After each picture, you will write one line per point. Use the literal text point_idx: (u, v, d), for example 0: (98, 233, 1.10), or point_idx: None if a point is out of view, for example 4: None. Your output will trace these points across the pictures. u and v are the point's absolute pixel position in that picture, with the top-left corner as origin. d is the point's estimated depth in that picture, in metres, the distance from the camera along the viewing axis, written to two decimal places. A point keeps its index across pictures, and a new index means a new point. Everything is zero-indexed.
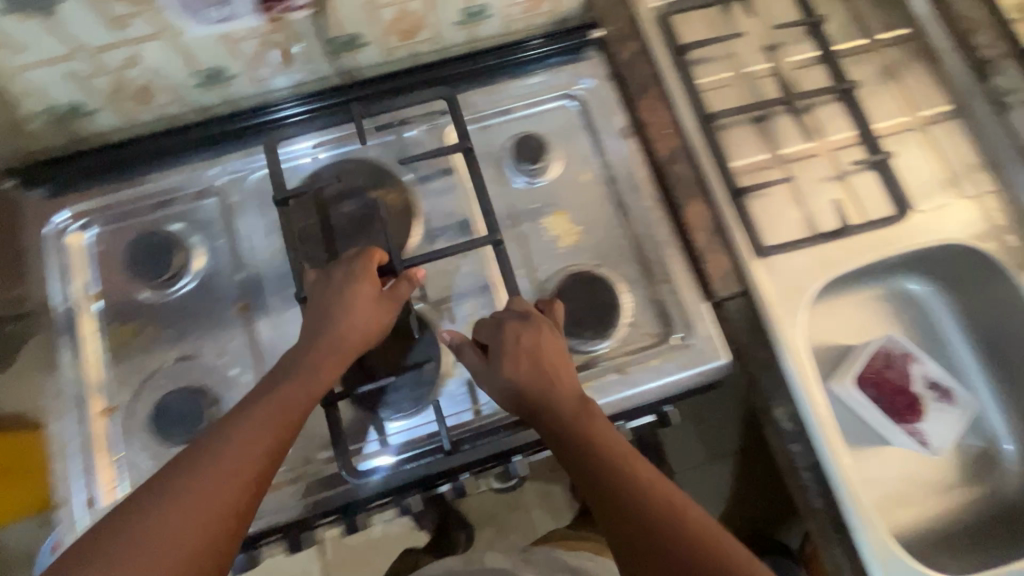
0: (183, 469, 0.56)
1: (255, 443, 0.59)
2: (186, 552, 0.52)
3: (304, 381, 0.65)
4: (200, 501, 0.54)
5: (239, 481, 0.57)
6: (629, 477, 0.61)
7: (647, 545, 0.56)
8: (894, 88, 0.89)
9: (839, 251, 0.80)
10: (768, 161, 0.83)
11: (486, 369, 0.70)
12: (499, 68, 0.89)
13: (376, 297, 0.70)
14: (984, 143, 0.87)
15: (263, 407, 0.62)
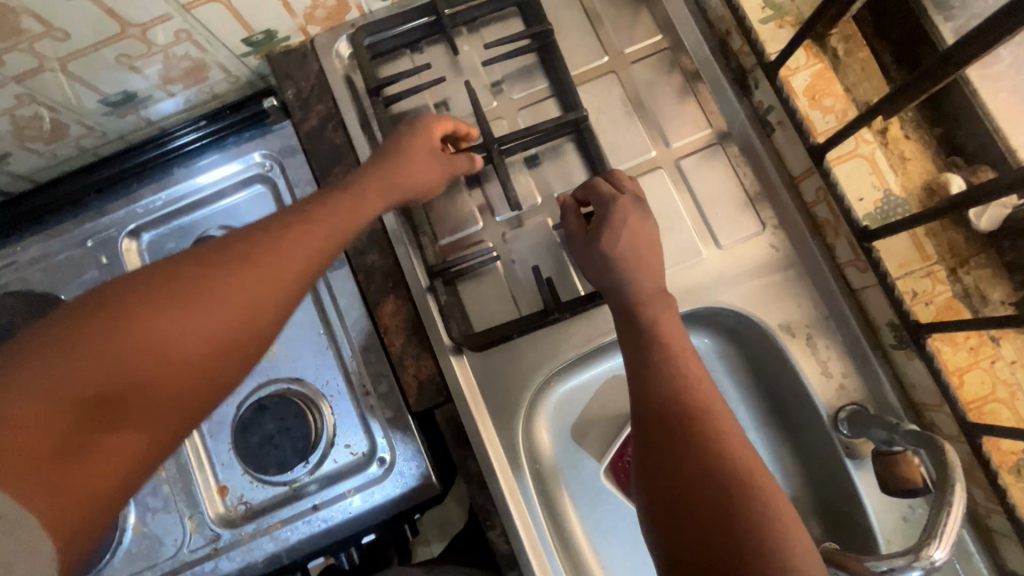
0: (194, 264, 0.44)
1: (293, 264, 0.47)
2: (188, 356, 0.42)
3: (366, 194, 0.55)
4: (217, 302, 0.43)
5: (256, 306, 0.45)
6: (678, 363, 0.54)
7: (672, 419, 0.51)
8: (653, 113, 0.74)
9: (551, 339, 0.70)
10: (483, 233, 0.72)
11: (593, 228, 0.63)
12: (175, 159, 0.77)
13: (439, 167, 0.63)
14: (754, 171, 0.71)
15: (309, 224, 0.49)
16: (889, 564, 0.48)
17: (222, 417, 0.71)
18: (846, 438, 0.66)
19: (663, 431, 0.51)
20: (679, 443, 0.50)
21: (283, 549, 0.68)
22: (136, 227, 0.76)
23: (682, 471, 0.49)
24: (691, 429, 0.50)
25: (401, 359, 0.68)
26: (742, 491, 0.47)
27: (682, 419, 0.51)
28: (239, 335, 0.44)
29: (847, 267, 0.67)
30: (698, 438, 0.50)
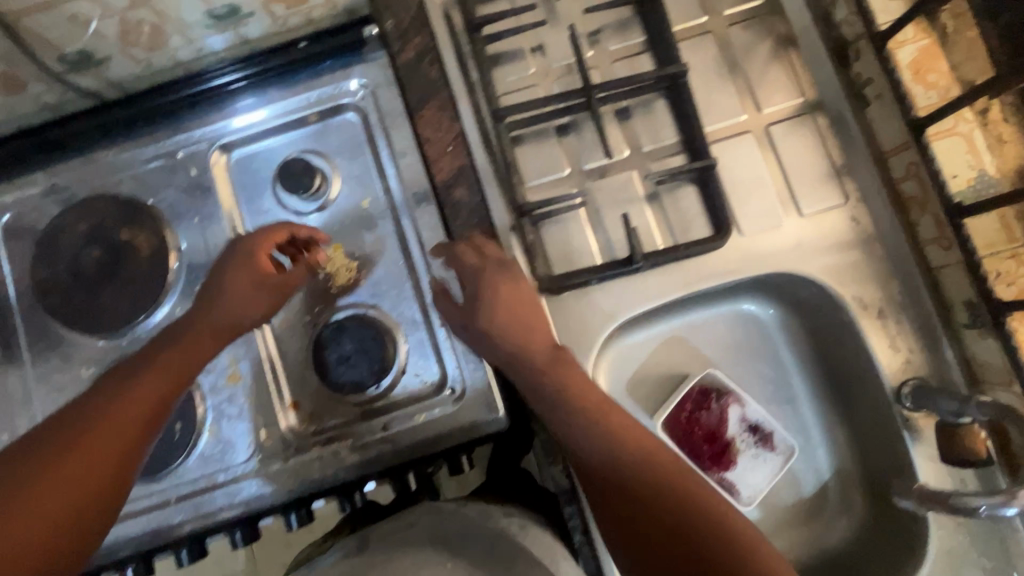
0: (37, 452, 0.51)
1: (155, 395, 0.57)
2: (61, 510, 0.49)
3: (217, 337, 0.63)
4: (76, 469, 0.51)
5: (114, 440, 0.53)
6: (603, 416, 0.58)
7: (625, 476, 0.55)
8: (746, 78, 0.74)
9: (628, 288, 0.71)
10: (568, 181, 0.73)
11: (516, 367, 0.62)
12: (268, 79, 0.76)
13: (268, 293, 0.66)
14: (842, 144, 0.72)
15: (161, 365, 0.59)
16: (989, 502, 0.56)
17: (296, 336, 0.73)
18: (907, 411, 0.68)
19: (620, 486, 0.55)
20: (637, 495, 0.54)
21: (350, 465, 0.70)
22: (226, 142, 0.76)
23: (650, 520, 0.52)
24: (642, 480, 0.54)
25: None
26: (707, 528, 0.51)
27: (631, 475, 0.55)
28: (112, 462, 0.52)
29: (927, 245, 0.68)
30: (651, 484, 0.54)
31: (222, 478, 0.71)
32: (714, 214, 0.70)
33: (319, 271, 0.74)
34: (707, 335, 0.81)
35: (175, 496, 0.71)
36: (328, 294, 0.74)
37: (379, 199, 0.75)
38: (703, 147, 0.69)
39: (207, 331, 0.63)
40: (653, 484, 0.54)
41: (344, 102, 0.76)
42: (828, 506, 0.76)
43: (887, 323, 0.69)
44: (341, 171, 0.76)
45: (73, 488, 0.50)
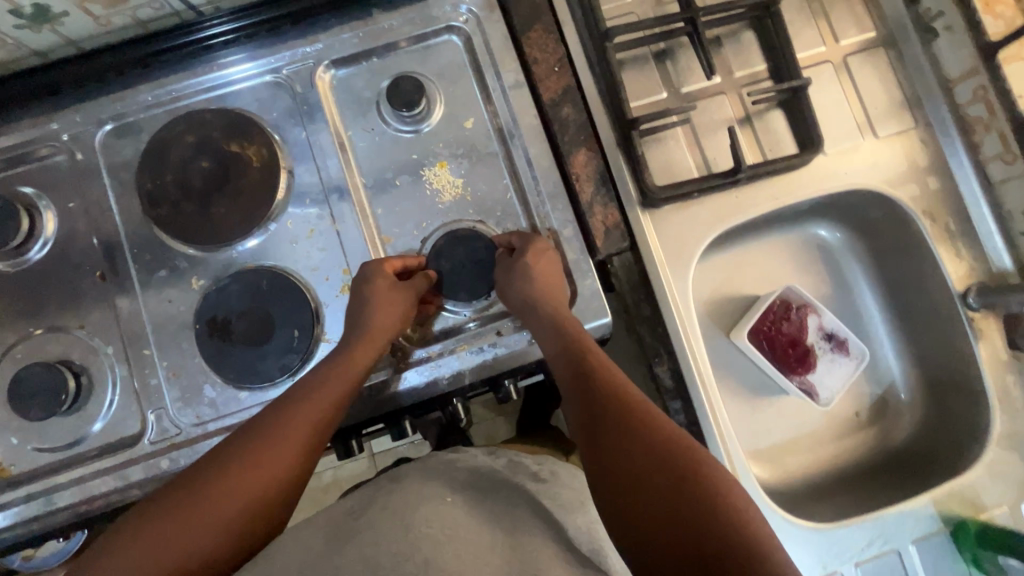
0: (229, 459, 0.57)
1: (315, 410, 0.62)
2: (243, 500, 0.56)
3: (364, 348, 0.66)
4: (253, 474, 0.57)
5: (287, 456, 0.59)
6: (598, 373, 0.59)
7: (609, 429, 0.54)
8: (826, 12, 0.79)
9: (723, 203, 0.76)
10: (665, 103, 0.77)
11: (548, 324, 0.65)
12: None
13: (404, 292, 0.69)
14: (911, 74, 0.79)
15: (326, 383, 0.63)
16: None
17: (408, 249, 0.75)
18: (972, 312, 0.75)
19: (600, 433, 0.53)
20: (616, 450, 0.52)
21: (466, 370, 0.72)
22: (331, 59, 0.76)
23: (620, 474, 0.50)
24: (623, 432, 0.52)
25: (591, 202, 0.73)
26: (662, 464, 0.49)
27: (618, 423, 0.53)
28: (285, 470, 0.59)
29: (990, 163, 0.76)
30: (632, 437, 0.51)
31: None
32: (800, 135, 0.76)
33: (425, 186, 0.76)
34: (777, 259, 0.88)
35: None
36: (436, 209, 0.76)
37: (483, 120, 0.77)
38: (796, 70, 0.74)
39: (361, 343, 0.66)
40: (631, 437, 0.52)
41: (452, 24, 0.77)
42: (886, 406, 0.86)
43: (952, 235, 0.77)
44: (446, 91, 0.78)
45: (242, 482, 0.57)
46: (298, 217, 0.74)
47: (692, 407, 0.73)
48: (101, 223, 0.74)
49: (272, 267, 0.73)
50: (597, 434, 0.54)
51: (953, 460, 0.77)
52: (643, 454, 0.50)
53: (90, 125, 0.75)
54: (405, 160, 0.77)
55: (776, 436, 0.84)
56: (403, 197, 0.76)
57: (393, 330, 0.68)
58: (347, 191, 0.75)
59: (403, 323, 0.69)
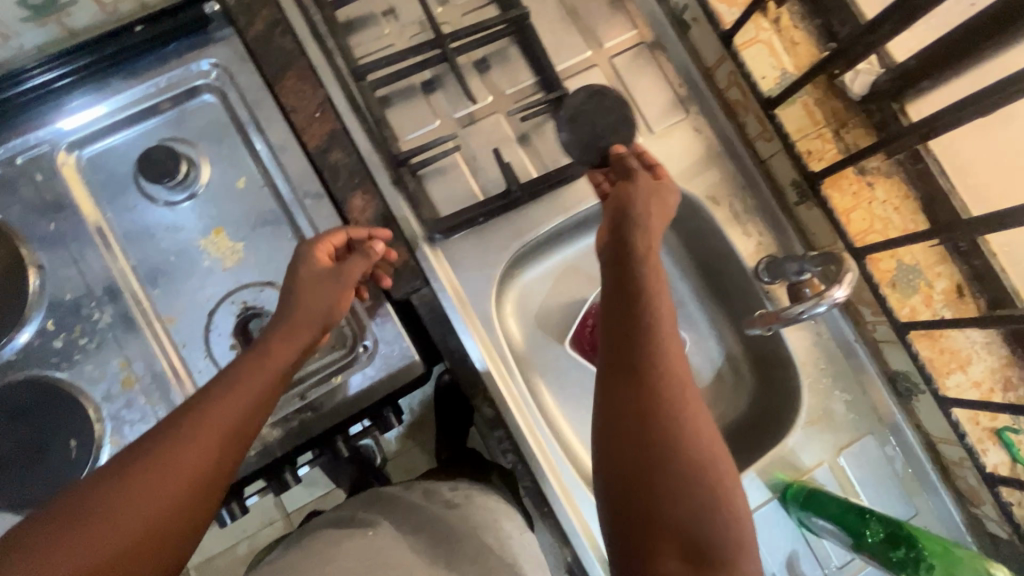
0: (127, 471, 0.47)
1: (239, 408, 0.52)
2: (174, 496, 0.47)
3: (288, 339, 0.59)
4: (151, 493, 0.46)
5: (228, 438, 0.51)
6: (655, 330, 0.50)
7: (640, 390, 0.48)
8: (585, 17, 0.80)
9: (514, 222, 0.76)
10: (440, 132, 0.76)
11: (620, 260, 0.56)
12: (113, 66, 0.71)
13: (336, 283, 0.63)
14: (675, 67, 0.81)
15: (250, 377, 0.54)
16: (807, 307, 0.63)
17: (192, 328, 0.71)
18: (767, 285, 0.78)
19: (637, 406, 0.47)
20: (649, 428, 0.47)
21: (272, 442, 0.69)
22: (73, 140, 0.71)
23: (639, 468, 0.46)
24: (665, 413, 0.47)
25: None
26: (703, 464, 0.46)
27: (655, 398, 0.47)
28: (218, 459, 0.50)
29: (757, 142, 0.79)
30: (674, 425, 0.46)
31: None
32: None
33: (202, 257, 0.72)
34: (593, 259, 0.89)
35: None
36: (218, 279, 0.72)
37: (255, 177, 0.74)
38: (557, 80, 0.75)
39: (303, 327, 0.60)
40: (670, 420, 0.47)
41: (200, 84, 0.73)
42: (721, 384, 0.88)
43: (738, 214, 0.80)
44: (209, 154, 0.74)
45: (177, 472, 0.48)
46: (59, 314, 0.68)
47: (512, 432, 0.73)
48: None
49: (41, 376, 0.67)
50: (630, 399, 0.48)
51: (779, 426, 0.80)
52: (678, 444, 0.46)
53: None
54: (176, 233, 0.72)
55: None
56: (179, 272, 0.72)
57: (320, 321, 0.62)
58: (112, 278, 0.70)
59: (337, 314, 0.63)
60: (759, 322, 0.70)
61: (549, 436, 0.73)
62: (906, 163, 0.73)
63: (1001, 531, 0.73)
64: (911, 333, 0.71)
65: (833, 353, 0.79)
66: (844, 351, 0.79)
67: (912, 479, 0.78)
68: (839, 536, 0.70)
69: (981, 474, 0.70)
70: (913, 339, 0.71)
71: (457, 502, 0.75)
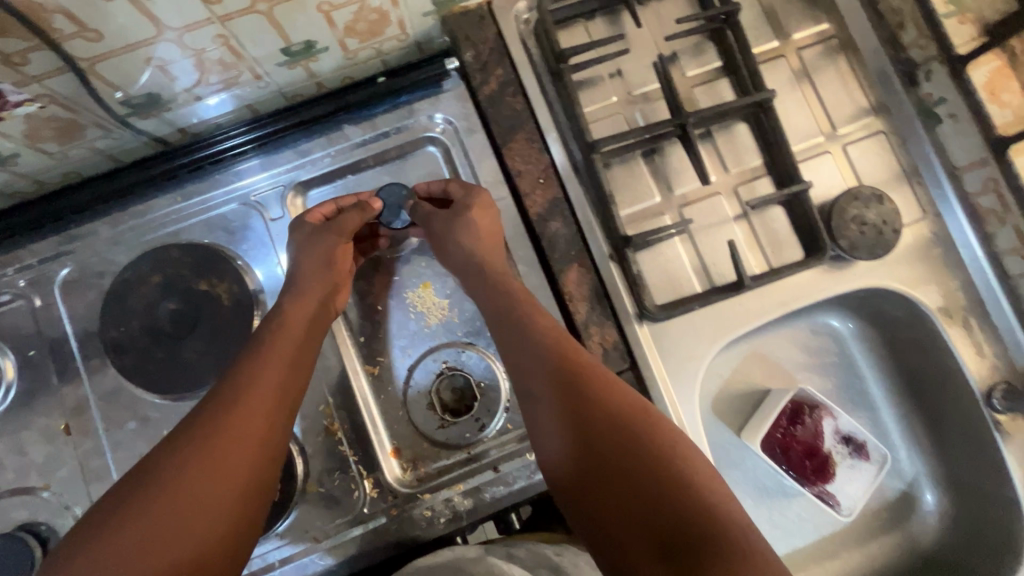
0: (186, 445, 0.51)
1: (284, 361, 0.59)
2: (232, 478, 0.50)
3: (307, 297, 0.64)
4: (218, 473, 0.50)
5: (268, 415, 0.55)
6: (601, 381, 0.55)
7: (611, 443, 0.50)
8: (820, 100, 0.76)
9: (725, 312, 0.72)
10: (656, 207, 0.73)
11: (506, 316, 0.62)
12: (351, 112, 0.73)
13: (334, 233, 0.66)
14: (916, 163, 0.75)
15: (285, 334, 0.61)
16: None
17: (393, 380, 0.71)
18: (996, 414, 0.71)
19: (612, 435, 0.51)
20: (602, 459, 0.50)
21: (463, 510, 0.68)
22: (302, 183, 0.74)
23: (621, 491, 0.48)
24: (607, 443, 0.50)
25: (586, 321, 0.69)
26: (684, 480, 0.47)
27: (616, 417, 0.52)
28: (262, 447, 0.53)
29: (1006, 256, 0.71)
30: (624, 446, 0.50)
31: (337, 534, 0.68)
32: (800, 233, 0.72)
33: (409, 310, 0.72)
34: (786, 350, 0.82)
35: (279, 559, 0.68)
36: (421, 334, 0.72)
37: None
38: (791, 169, 0.70)
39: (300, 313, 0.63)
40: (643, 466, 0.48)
41: (430, 135, 0.74)
42: (911, 506, 0.81)
43: (970, 330, 0.73)
44: None
45: (227, 455, 0.51)
46: None
47: None
48: (64, 370, 0.69)
49: None
50: (602, 428, 0.51)
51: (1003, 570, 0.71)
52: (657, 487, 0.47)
53: (49, 265, 0.71)
54: (388, 283, 0.73)
55: (795, 545, 0.79)
56: (386, 323, 0.72)
57: (331, 275, 0.66)
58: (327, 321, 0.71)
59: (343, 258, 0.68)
60: None
61: None
62: None
63: None
64: None
65: None
66: None
67: None
68: None
69: None
70: None
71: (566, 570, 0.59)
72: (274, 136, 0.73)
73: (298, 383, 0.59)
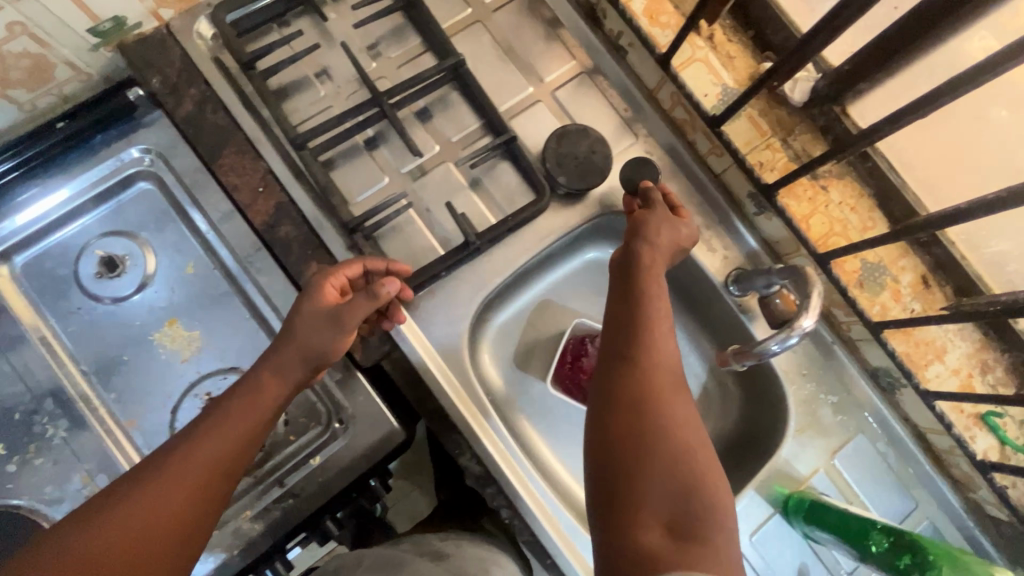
0: (129, 489, 0.50)
1: (247, 424, 0.56)
2: (151, 532, 0.49)
3: (280, 375, 0.59)
4: (144, 515, 0.49)
5: (211, 474, 0.52)
6: (657, 385, 0.56)
7: (634, 439, 0.53)
8: (523, 54, 0.80)
9: (475, 271, 0.74)
10: (389, 188, 0.74)
11: (617, 312, 0.62)
12: (40, 165, 0.69)
13: (333, 330, 0.61)
14: (620, 94, 0.81)
15: (260, 395, 0.58)
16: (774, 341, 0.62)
17: (155, 427, 0.68)
18: (737, 298, 0.78)
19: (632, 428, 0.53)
20: (631, 485, 0.51)
21: (255, 536, 0.66)
22: (5, 250, 0.69)
23: (632, 483, 0.51)
24: (643, 438, 0.52)
25: None
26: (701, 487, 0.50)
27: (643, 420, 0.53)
28: (188, 505, 0.51)
29: (709, 158, 0.80)
30: (654, 445, 0.52)
31: None
32: (529, 180, 0.76)
33: (158, 352, 0.69)
34: (564, 291, 0.86)
35: None
36: (177, 372, 0.69)
37: (205, 259, 0.72)
38: (501, 125, 0.74)
39: (274, 379, 0.59)
40: (659, 458, 0.51)
41: (135, 172, 0.72)
42: (710, 404, 0.83)
43: (700, 232, 0.80)
44: (155, 241, 0.72)
45: (157, 504, 0.50)
46: (8, 435, 0.65)
47: (503, 488, 0.71)
48: None
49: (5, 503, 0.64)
50: (625, 424, 0.54)
51: (784, 436, 0.75)
52: (671, 483, 0.50)
53: None
54: (127, 330, 0.70)
55: None
56: (136, 373, 0.69)
57: (312, 360, 0.61)
58: (63, 389, 0.67)
59: (334, 356, 0.62)
60: (734, 358, 0.69)
61: (542, 486, 0.72)
62: (856, 163, 0.73)
63: (1001, 513, 0.73)
64: (884, 331, 0.72)
65: (813, 357, 0.78)
66: (824, 354, 0.78)
67: (905, 469, 0.78)
68: (844, 546, 0.70)
69: (972, 462, 0.71)
70: (888, 336, 0.72)
71: (446, 552, 0.65)
72: None
73: (252, 450, 0.56)
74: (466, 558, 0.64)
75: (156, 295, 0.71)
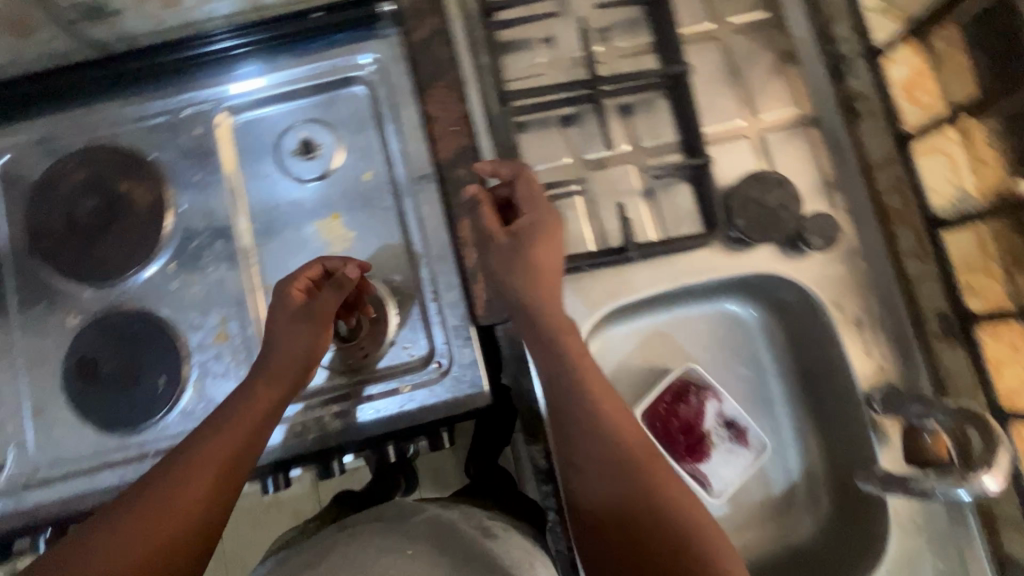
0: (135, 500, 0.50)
1: (243, 427, 0.56)
2: (162, 536, 0.48)
3: (272, 381, 0.60)
4: (150, 523, 0.48)
5: (214, 474, 0.52)
6: (654, 481, 0.50)
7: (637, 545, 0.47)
8: (749, 84, 0.76)
9: (614, 278, 0.73)
10: (568, 168, 0.74)
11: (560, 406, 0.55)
12: (286, 43, 0.77)
13: (311, 327, 0.62)
14: (834, 158, 0.75)
15: (255, 398, 0.58)
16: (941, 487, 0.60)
17: None
18: (877, 415, 0.71)
19: (636, 532, 0.47)
20: None
21: (331, 430, 0.71)
22: (234, 104, 0.77)
23: None
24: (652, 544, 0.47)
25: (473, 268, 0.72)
26: None
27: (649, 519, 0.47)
28: (197, 505, 0.50)
29: (907, 259, 0.72)
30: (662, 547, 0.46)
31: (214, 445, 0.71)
32: (704, 211, 0.73)
33: (315, 237, 0.75)
34: (687, 331, 0.80)
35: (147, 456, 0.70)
36: None
37: (382, 172, 0.76)
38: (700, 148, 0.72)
39: (267, 381, 0.59)
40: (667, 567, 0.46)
41: (356, 76, 0.77)
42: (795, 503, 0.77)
43: (862, 330, 0.73)
44: (347, 142, 0.76)
45: (162, 514, 0.49)
46: (182, 258, 0.74)
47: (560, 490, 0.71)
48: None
49: (156, 311, 0.73)
50: (623, 531, 0.48)
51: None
52: None
53: None
54: (298, 210, 0.76)
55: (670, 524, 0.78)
56: (291, 248, 0.75)
57: (301, 359, 0.62)
58: (233, 237, 0.75)
59: (318, 352, 0.63)
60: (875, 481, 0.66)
61: None
62: None
63: None
64: None
65: (938, 513, 0.69)
66: (953, 515, 0.69)
67: None
68: None
69: None
70: None
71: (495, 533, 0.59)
72: (212, 56, 0.76)
73: (255, 452, 0.56)
74: (514, 544, 0.58)
75: (331, 189, 0.76)
